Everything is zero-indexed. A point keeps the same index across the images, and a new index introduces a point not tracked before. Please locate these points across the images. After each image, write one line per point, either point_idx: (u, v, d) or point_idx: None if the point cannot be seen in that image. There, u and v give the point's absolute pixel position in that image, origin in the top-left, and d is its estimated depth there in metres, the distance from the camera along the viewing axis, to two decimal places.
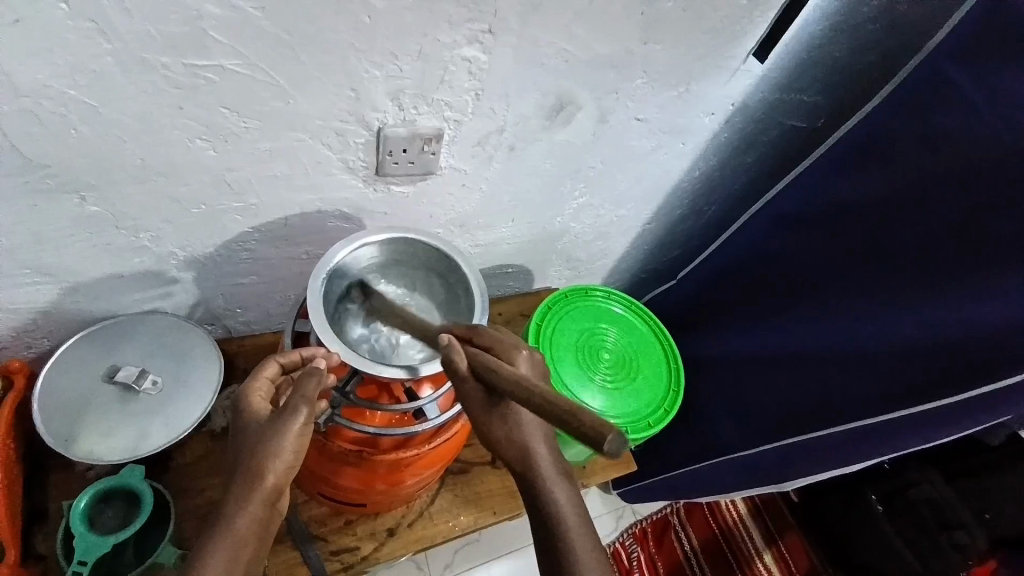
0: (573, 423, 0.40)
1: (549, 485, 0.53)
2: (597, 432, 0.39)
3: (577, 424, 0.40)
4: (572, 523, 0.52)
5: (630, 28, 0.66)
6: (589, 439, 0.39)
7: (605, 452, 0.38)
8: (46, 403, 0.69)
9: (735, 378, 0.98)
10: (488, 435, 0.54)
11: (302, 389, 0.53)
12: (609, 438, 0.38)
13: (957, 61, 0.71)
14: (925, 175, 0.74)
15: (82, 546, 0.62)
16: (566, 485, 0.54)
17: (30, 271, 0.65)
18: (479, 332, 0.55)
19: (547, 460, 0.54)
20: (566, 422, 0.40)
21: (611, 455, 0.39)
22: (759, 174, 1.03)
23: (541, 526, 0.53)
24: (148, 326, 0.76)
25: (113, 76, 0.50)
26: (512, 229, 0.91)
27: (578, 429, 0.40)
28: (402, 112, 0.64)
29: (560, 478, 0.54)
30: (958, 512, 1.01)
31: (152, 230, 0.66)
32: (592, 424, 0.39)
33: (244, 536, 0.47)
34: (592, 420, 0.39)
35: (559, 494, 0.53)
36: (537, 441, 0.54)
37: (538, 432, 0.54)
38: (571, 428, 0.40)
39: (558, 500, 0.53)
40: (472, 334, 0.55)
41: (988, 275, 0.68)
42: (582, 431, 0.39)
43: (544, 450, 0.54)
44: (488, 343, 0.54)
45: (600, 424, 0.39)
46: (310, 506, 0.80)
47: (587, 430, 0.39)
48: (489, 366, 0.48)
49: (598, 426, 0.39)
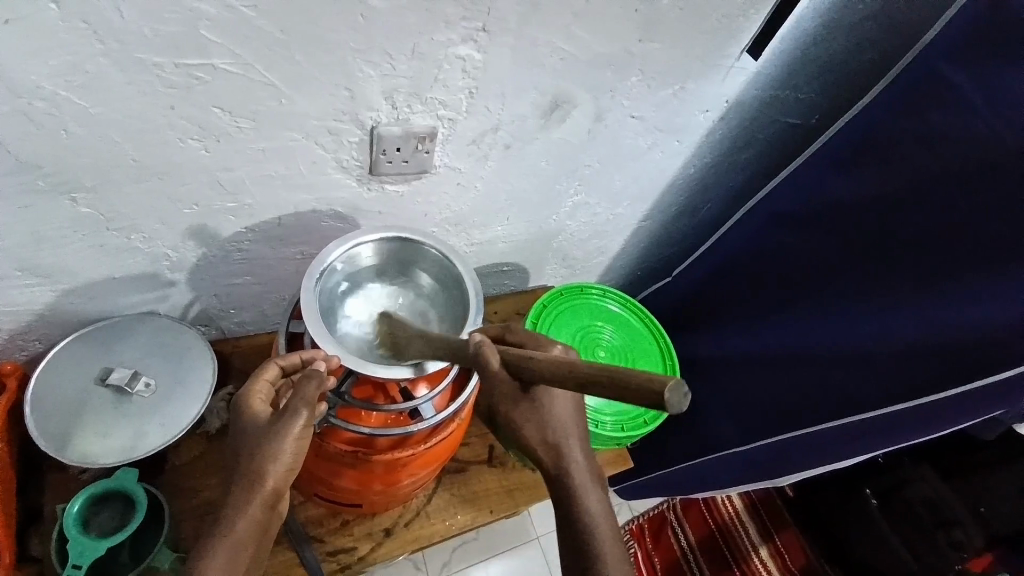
0: (625, 386, 0.38)
1: (584, 491, 0.54)
2: (652, 385, 0.37)
3: (630, 386, 0.38)
4: (603, 530, 0.53)
5: (627, 27, 0.66)
6: (645, 395, 0.37)
7: (667, 404, 0.36)
8: (40, 406, 0.68)
9: (731, 376, 0.98)
10: (522, 437, 0.53)
11: (302, 391, 0.52)
12: (670, 386, 0.36)
13: (951, 58, 0.71)
14: (920, 172, 0.74)
15: (76, 549, 0.61)
16: (598, 493, 0.54)
17: (22, 273, 0.64)
18: (511, 328, 0.59)
19: (582, 464, 0.54)
20: (616, 389, 0.39)
21: (675, 409, 0.36)
22: (754, 172, 1.03)
23: (569, 529, 0.54)
24: (143, 327, 0.75)
25: (107, 76, 0.50)
26: (508, 227, 0.90)
27: (631, 389, 0.38)
28: (398, 111, 0.63)
29: (592, 484, 0.54)
30: (953, 507, 1.02)
31: (146, 231, 0.65)
32: (646, 378, 0.37)
33: (244, 538, 0.48)
34: (643, 378, 0.37)
35: (591, 502, 0.54)
36: (573, 446, 0.54)
37: (575, 438, 0.55)
38: (623, 389, 0.38)
39: (591, 507, 0.53)
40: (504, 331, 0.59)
41: (984, 272, 0.69)
42: (636, 392, 0.37)
43: (579, 455, 0.55)
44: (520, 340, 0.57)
45: (654, 378, 0.37)
46: (306, 507, 0.79)
47: (640, 388, 0.37)
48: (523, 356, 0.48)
49: (656, 378, 0.37)
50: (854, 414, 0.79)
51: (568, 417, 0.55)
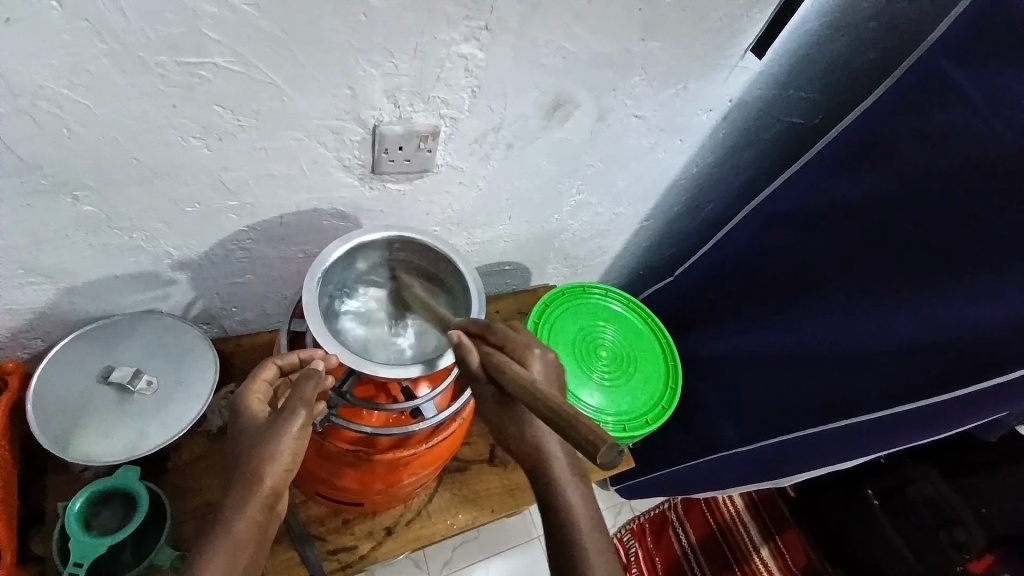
0: (571, 432, 0.40)
1: (565, 488, 0.47)
2: (590, 442, 0.38)
3: (574, 433, 0.40)
4: (589, 535, 0.46)
5: (629, 26, 0.66)
6: (582, 448, 0.39)
7: (597, 464, 0.38)
8: (41, 404, 0.68)
9: (733, 376, 0.98)
10: (500, 431, 0.51)
11: (300, 391, 0.53)
12: (602, 451, 0.38)
13: (956, 58, 0.70)
14: (924, 172, 0.74)
15: (78, 548, 0.61)
16: (584, 490, 0.47)
17: (25, 272, 0.64)
18: (492, 328, 0.55)
19: (562, 459, 0.48)
20: (565, 429, 0.40)
21: (607, 467, 0.38)
22: (757, 172, 1.03)
23: (552, 533, 0.47)
24: (144, 326, 0.75)
25: (109, 75, 0.49)
26: (510, 227, 0.90)
27: (573, 437, 0.40)
28: (399, 110, 0.63)
29: (576, 482, 0.48)
30: (954, 507, 1.02)
31: (147, 230, 0.65)
32: (587, 432, 0.39)
33: (243, 538, 0.47)
34: (588, 428, 0.39)
35: (575, 499, 0.47)
36: (550, 437, 0.49)
37: (553, 426, 0.49)
38: (568, 433, 0.40)
39: (573, 506, 0.47)
40: (486, 330, 0.56)
41: (988, 272, 0.68)
42: (578, 440, 0.39)
43: (557, 448, 0.48)
44: (500, 341, 0.54)
45: (595, 436, 0.38)
46: (308, 506, 0.79)
47: (581, 439, 0.39)
48: (500, 366, 0.49)
49: (599, 435, 0.38)
50: (856, 416, 0.78)
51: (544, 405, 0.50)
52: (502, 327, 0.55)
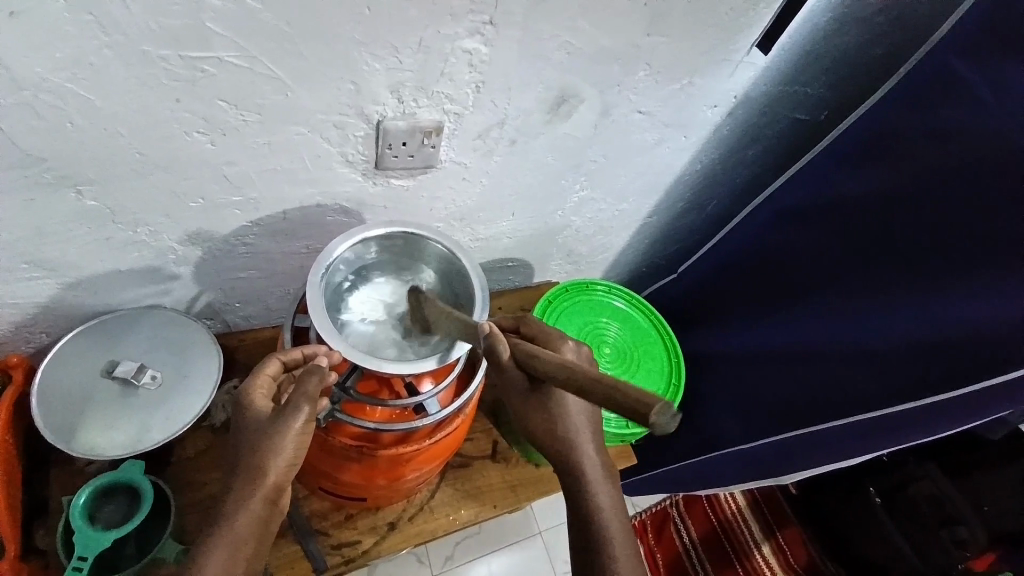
0: (618, 399, 0.39)
1: (595, 487, 0.54)
2: (643, 405, 0.37)
3: (621, 403, 0.38)
4: (614, 525, 0.53)
5: (633, 20, 0.65)
6: (634, 414, 0.38)
7: (654, 424, 0.36)
8: (45, 397, 0.68)
9: (737, 373, 0.98)
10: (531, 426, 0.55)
11: (304, 386, 0.52)
12: (656, 411, 0.36)
13: (964, 53, 0.70)
14: (929, 169, 0.73)
15: (82, 542, 0.62)
16: (609, 489, 0.55)
17: (28, 265, 0.64)
18: (526, 321, 0.59)
19: (594, 460, 0.55)
20: (610, 401, 0.39)
21: (662, 430, 0.37)
22: (761, 167, 1.02)
23: (579, 523, 0.54)
24: (148, 320, 0.75)
25: (112, 68, 0.49)
26: (513, 222, 0.90)
27: (624, 407, 0.38)
28: (403, 105, 0.63)
29: (604, 481, 0.55)
30: (957, 506, 1.03)
31: (151, 225, 0.65)
32: (637, 399, 0.38)
33: (243, 535, 0.48)
34: (633, 396, 0.38)
35: (604, 496, 0.54)
36: (584, 440, 0.55)
37: (586, 433, 0.56)
38: (615, 407, 0.39)
39: (601, 502, 0.54)
40: (520, 323, 0.60)
41: (990, 270, 0.68)
42: (627, 412, 0.38)
43: (591, 451, 0.55)
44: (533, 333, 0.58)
45: (645, 398, 0.37)
46: (311, 501, 0.80)
47: (631, 407, 0.38)
48: (530, 353, 0.48)
49: (647, 398, 0.37)
50: (858, 414, 0.78)
51: (578, 410, 0.56)
52: (536, 321, 0.60)
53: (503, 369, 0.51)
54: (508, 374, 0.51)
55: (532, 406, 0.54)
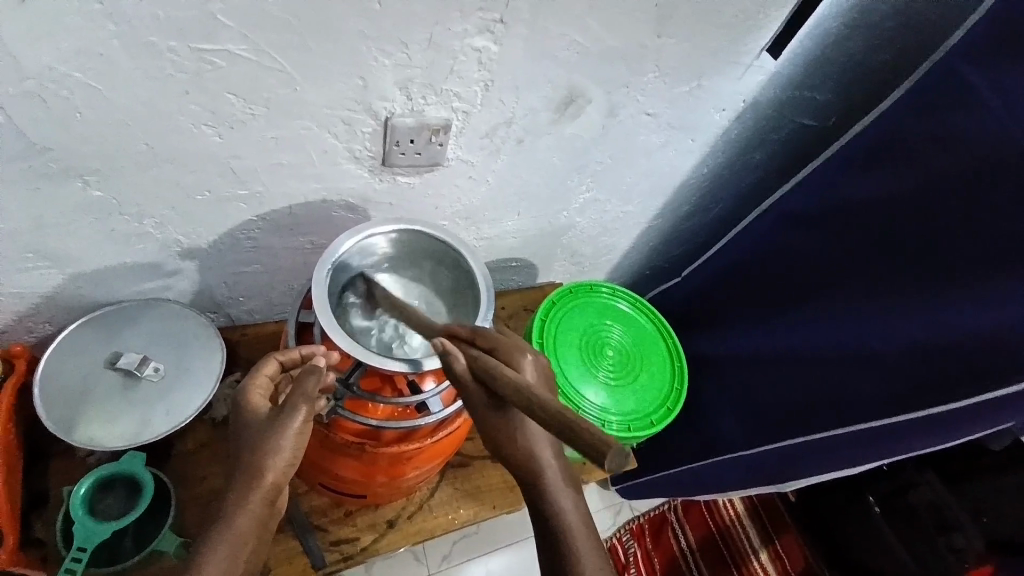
0: (576, 440, 0.39)
1: (555, 494, 0.52)
2: (599, 450, 0.37)
3: (579, 441, 0.39)
4: (579, 535, 0.50)
5: (643, 20, 0.65)
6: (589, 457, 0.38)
7: (608, 469, 0.37)
8: (47, 387, 0.69)
9: (740, 378, 0.98)
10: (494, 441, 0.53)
11: (302, 385, 0.53)
12: (609, 456, 0.37)
13: (973, 62, 0.69)
14: (938, 177, 0.73)
15: (81, 533, 0.62)
16: (573, 497, 0.52)
17: (33, 256, 0.64)
18: (483, 334, 0.56)
19: (554, 468, 0.52)
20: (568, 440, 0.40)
21: (616, 474, 0.37)
22: (768, 172, 1.02)
23: (543, 534, 0.51)
24: (153, 313, 0.75)
25: (120, 59, 0.49)
26: (517, 222, 0.90)
27: (580, 448, 0.39)
28: (411, 102, 0.63)
29: (565, 488, 0.52)
30: (954, 512, 1.02)
31: (156, 217, 0.65)
32: (594, 440, 0.38)
33: (244, 533, 0.48)
34: (594, 437, 0.38)
35: (565, 503, 0.52)
36: (544, 449, 0.53)
37: (544, 438, 0.53)
38: (575, 445, 0.39)
39: (565, 511, 0.51)
40: (476, 335, 0.56)
41: (992, 278, 0.68)
42: (586, 450, 0.38)
43: (548, 455, 0.53)
44: (490, 346, 0.55)
45: (602, 441, 0.38)
46: (310, 497, 0.79)
47: (588, 449, 0.38)
48: (491, 370, 0.48)
49: (605, 439, 0.38)
50: (859, 421, 0.78)
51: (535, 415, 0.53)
52: (492, 333, 0.56)
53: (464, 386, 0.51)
54: (468, 391, 0.51)
55: (498, 425, 0.52)
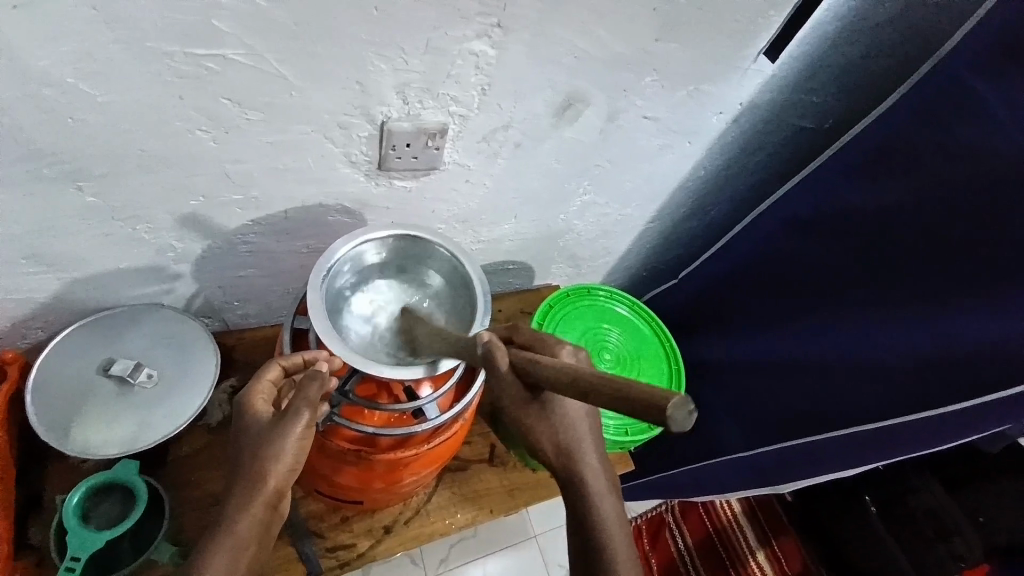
0: (629, 395, 0.40)
1: (598, 499, 0.56)
2: (659, 401, 0.38)
3: (633, 401, 0.39)
4: (615, 540, 0.55)
5: (644, 26, 0.65)
6: (644, 414, 0.39)
7: (669, 421, 0.37)
8: (41, 395, 0.67)
9: (738, 381, 0.98)
10: (537, 443, 0.55)
11: (305, 391, 0.51)
12: (672, 405, 0.38)
13: (972, 67, 0.69)
14: (942, 183, 0.72)
15: (75, 542, 0.61)
16: (610, 495, 0.56)
17: (27, 260, 0.63)
18: (518, 330, 0.58)
19: (597, 471, 0.56)
20: (625, 401, 0.40)
21: (676, 426, 0.38)
22: (767, 174, 1.02)
23: (582, 534, 0.56)
24: (147, 317, 0.74)
25: (117, 62, 0.49)
26: (516, 225, 0.90)
27: (635, 403, 0.39)
28: (409, 106, 0.62)
29: (606, 490, 0.56)
30: (954, 517, 0.99)
31: (152, 222, 0.65)
32: (651, 394, 0.39)
33: (245, 539, 0.48)
34: (647, 391, 0.39)
35: (605, 507, 0.56)
36: (588, 451, 0.56)
37: (589, 437, 0.57)
38: (628, 403, 0.40)
39: (605, 514, 0.56)
40: (511, 333, 0.59)
41: (989, 285, 0.68)
42: (640, 406, 0.39)
43: (593, 461, 0.56)
44: (526, 341, 0.57)
45: (660, 393, 0.38)
46: (307, 502, 0.79)
47: (643, 404, 0.39)
48: (532, 360, 0.49)
49: (659, 394, 0.38)
50: (860, 425, 0.78)
51: (584, 423, 0.57)
52: (528, 329, 0.59)
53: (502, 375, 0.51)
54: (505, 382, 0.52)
55: (539, 421, 0.54)
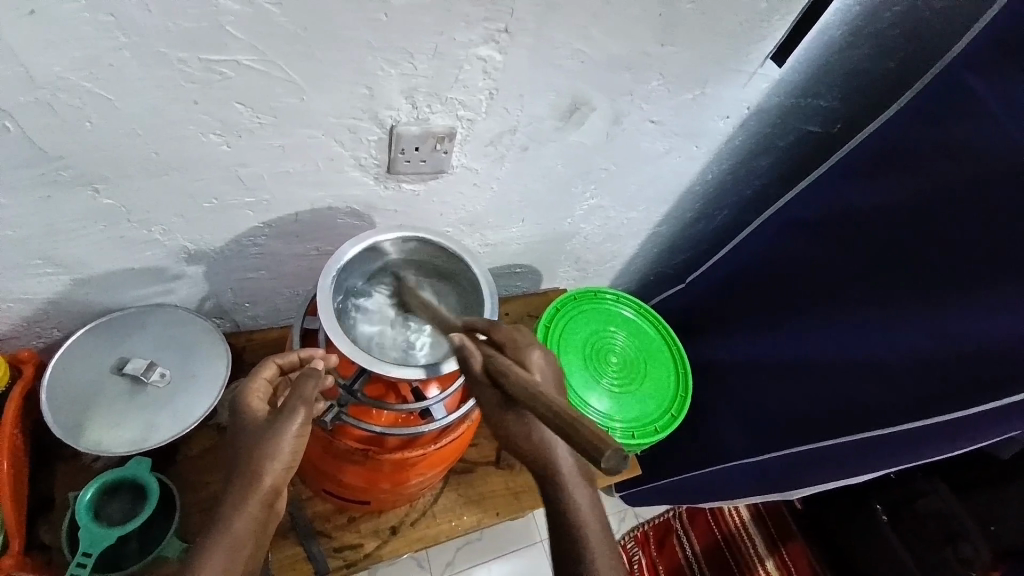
0: (574, 436, 0.41)
1: (574, 491, 0.47)
2: (596, 448, 0.39)
3: (578, 440, 0.40)
4: (596, 541, 0.46)
5: (647, 30, 0.65)
6: (586, 457, 0.39)
7: (602, 469, 0.38)
8: (54, 393, 0.69)
9: (744, 385, 0.97)
10: (502, 434, 0.50)
11: (300, 390, 0.54)
12: (606, 456, 0.38)
13: (975, 71, 0.69)
14: (948, 187, 0.72)
15: (87, 538, 0.62)
16: (589, 492, 0.48)
17: (41, 262, 0.65)
18: (497, 326, 0.57)
19: (569, 462, 0.48)
20: (568, 437, 0.41)
21: (610, 472, 0.39)
22: (773, 179, 1.02)
23: (557, 537, 0.47)
24: (159, 317, 0.76)
25: (129, 68, 0.50)
26: (522, 228, 0.90)
27: (578, 443, 0.40)
28: (416, 111, 0.63)
29: (582, 485, 0.48)
30: (963, 522, 0.98)
31: (163, 224, 0.66)
32: (592, 439, 0.39)
33: (241, 538, 0.47)
34: (592, 436, 0.39)
35: (583, 501, 0.47)
36: (558, 440, 0.48)
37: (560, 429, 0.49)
38: (572, 441, 0.41)
39: (581, 511, 0.47)
40: (492, 328, 0.57)
41: (996, 289, 0.68)
42: (581, 447, 0.40)
43: (565, 452, 0.48)
44: (502, 338, 0.56)
45: (599, 440, 0.39)
46: (315, 502, 0.80)
47: (584, 448, 0.40)
48: (503, 370, 0.49)
49: (601, 440, 0.39)
50: (866, 430, 0.78)
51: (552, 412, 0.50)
52: (508, 326, 0.57)
53: (478, 383, 0.52)
54: (481, 388, 0.52)
55: (508, 416, 0.50)
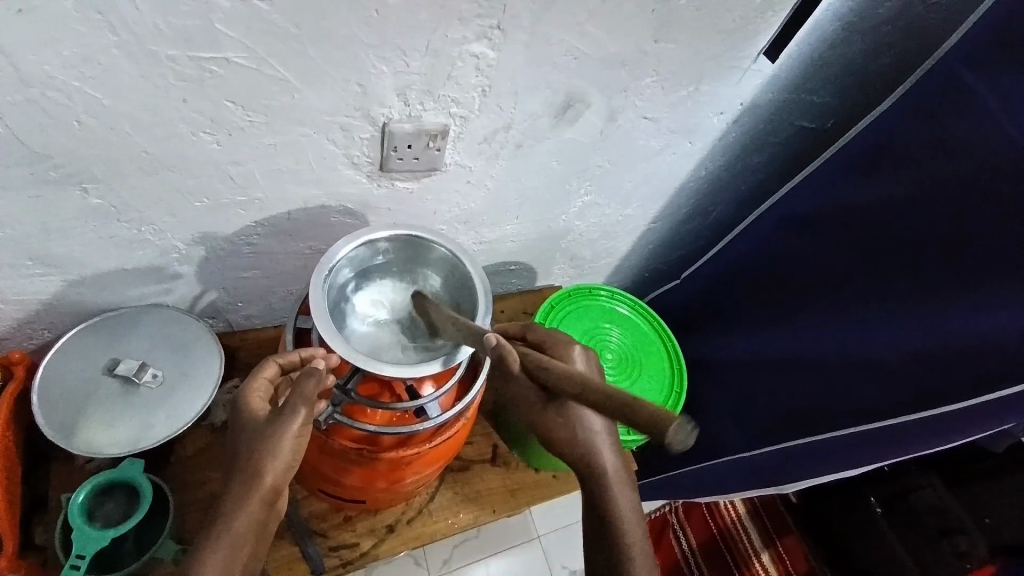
0: (634, 417, 0.40)
1: (615, 488, 0.59)
2: (659, 424, 0.38)
3: (638, 419, 0.40)
4: (628, 525, 0.59)
5: (642, 27, 0.65)
6: (650, 434, 0.39)
7: (671, 442, 0.37)
8: (46, 394, 0.68)
9: (740, 381, 0.98)
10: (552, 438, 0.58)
11: (302, 388, 0.52)
12: (674, 427, 0.37)
13: (971, 65, 0.70)
14: (942, 182, 0.72)
15: (79, 541, 0.62)
16: (625, 487, 0.59)
17: (33, 262, 0.64)
18: (532, 328, 0.62)
19: (612, 464, 0.58)
20: (628, 417, 0.40)
21: (679, 447, 0.37)
22: (768, 175, 1.02)
23: (599, 516, 0.59)
24: (152, 317, 0.75)
25: (121, 67, 0.49)
26: (517, 226, 0.90)
27: (641, 420, 0.39)
28: (410, 108, 0.63)
29: (621, 482, 0.59)
30: (958, 515, 0.99)
31: (155, 224, 0.65)
32: (652, 418, 0.39)
33: (242, 535, 0.48)
34: (652, 412, 0.39)
35: (621, 496, 0.59)
36: (604, 445, 0.58)
37: (607, 438, 0.59)
38: (633, 419, 0.40)
39: (620, 502, 0.59)
40: (526, 330, 0.62)
41: (991, 283, 0.68)
42: (642, 425, 0.39)
43: (610, 458, 0.58)
44: (540, 338, 0.60)
45: (662, 415, 0.38)
46: (310, 502, 0.80)
47: (648, 422, 0.39)
48: (544, 363, 0.50)
49: (664, 414, 0.38)
50: (861, 425, 0.78)
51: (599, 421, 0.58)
52: (541, 327, 0.62)
53: (514, 377, 0.53)
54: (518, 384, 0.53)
55: (558, 425, 0.57)
